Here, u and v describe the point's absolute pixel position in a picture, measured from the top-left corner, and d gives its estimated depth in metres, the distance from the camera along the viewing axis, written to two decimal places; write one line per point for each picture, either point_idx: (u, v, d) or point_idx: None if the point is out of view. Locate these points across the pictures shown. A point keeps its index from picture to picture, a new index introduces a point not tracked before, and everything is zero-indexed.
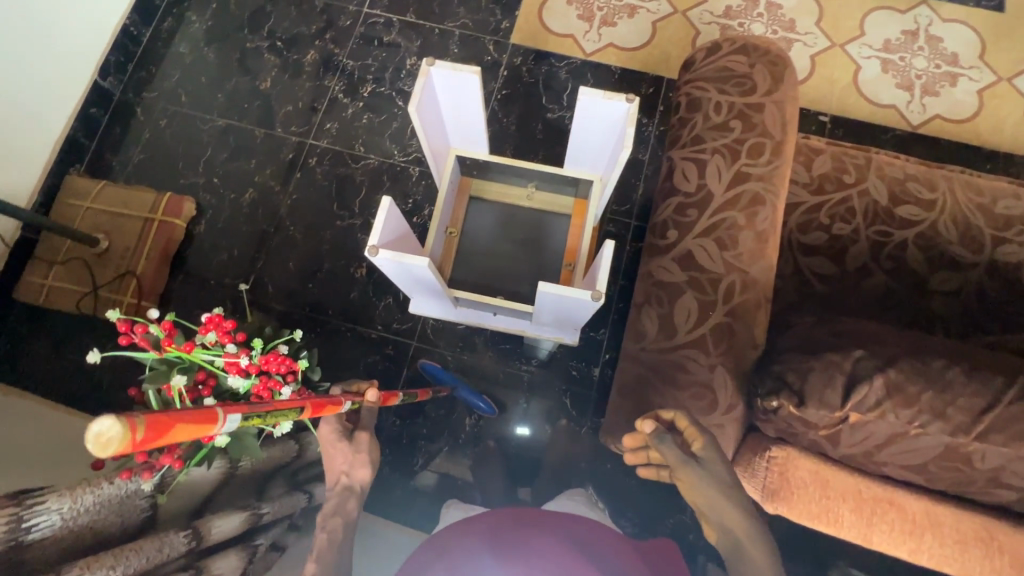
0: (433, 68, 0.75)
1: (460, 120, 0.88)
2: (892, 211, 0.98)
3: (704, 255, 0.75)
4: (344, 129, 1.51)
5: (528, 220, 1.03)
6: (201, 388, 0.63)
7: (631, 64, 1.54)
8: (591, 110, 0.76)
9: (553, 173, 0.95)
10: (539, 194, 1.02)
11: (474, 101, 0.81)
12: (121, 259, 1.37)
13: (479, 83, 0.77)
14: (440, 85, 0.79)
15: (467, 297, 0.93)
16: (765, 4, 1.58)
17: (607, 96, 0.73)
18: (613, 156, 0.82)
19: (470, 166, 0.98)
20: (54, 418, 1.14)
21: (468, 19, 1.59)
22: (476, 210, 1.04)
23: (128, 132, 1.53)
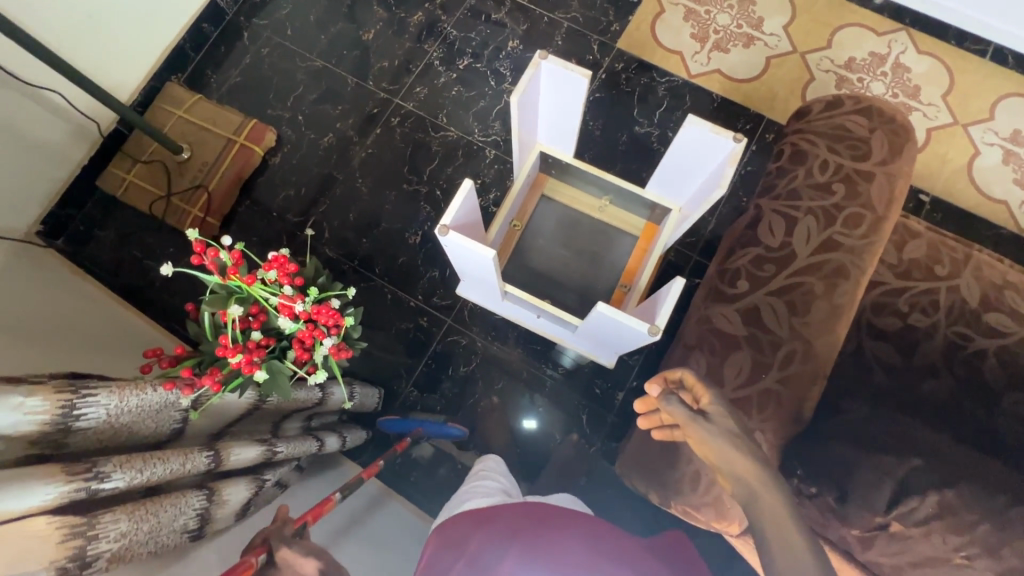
0: (545, 62, 0.74)
1: (554, 118, 0.87)
2: (981, 315, 0.91)
3: (770, 315, 0.72)
4: (433, 96, 1.52)
5: (594, 231, 1.02)
6: (252, 321, 0.66)
7: (733, 96, 1.49)
8: (694, 139, 0.74)
9: (632, 191, 0.93)
10: (612, 208, 1.00)
11: (576, 103, 0.80)
12: (198, 172, 1.43)
13: (586, 87, 0.77)
14: (546, 80, 0.78)
15: (517, 294, 0.92)
16: (892, 64, 1.49)
17: (714, 130, 0.71)
18: (702, 190, 0.80)
19: (551, 164, 0.97)
20: (108, 308, 1.21)
21: (580, 14, 1.56)
22: (545, 208, 1.02)
23: (230, 52, 1.59)
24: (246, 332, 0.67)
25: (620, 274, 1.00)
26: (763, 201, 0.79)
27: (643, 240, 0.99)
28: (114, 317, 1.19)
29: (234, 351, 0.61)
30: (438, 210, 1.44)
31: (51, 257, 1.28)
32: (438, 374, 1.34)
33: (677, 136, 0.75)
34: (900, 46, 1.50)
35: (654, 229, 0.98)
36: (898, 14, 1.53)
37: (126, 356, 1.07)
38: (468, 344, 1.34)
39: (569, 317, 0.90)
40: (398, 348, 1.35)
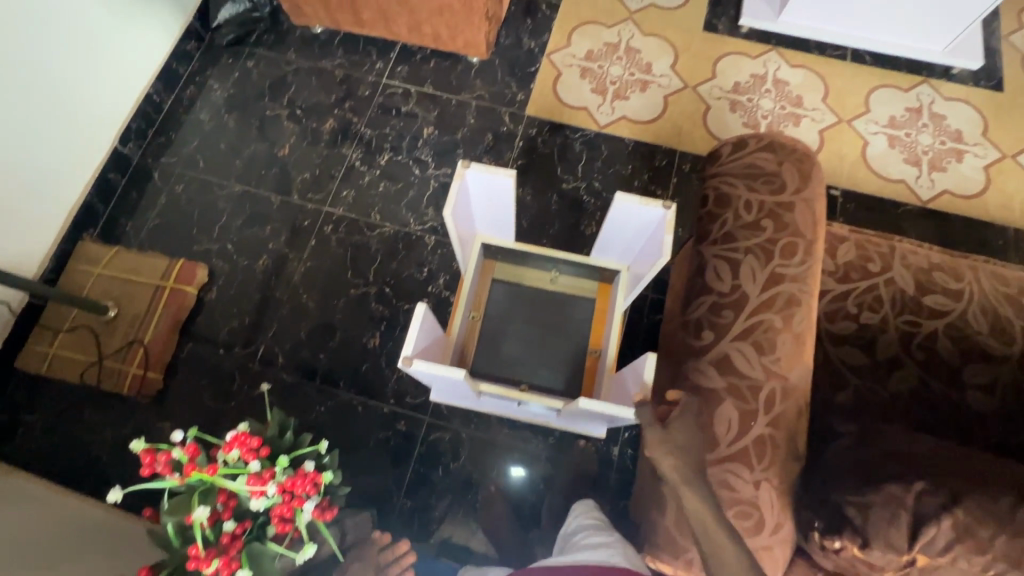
0: (469, 170, 0.78)
1: (489, 211, 0.90)
2: (920, 300, 0.97)
3: (742, 360, 0.73)
4: (361, 197, 1.53)
5: (552, 305, 1.01)
6: (221, 512, 0.61)
7: (644, 137, 1.58)
8: (628, 210, 0.77)
9: (580, 261, 0.97)
10: (563, 278, 1.02)
11: (507, 198, 0.83)
12: (129, 327, 1.35)
13: (512, 185, 0.80)
14: (475, 184, 0.81)
15: (492, 389, 0.90)
16: (772, 81, 1.64)
17: (643, 202, 0.75)
18: (647, 251, 0.83)
19: (495, 251, 0.99)
20: (49, 500, 1.10)
21: (485, 91, 1.64)
22: (498, 292, 1.02)
23: (143, 196, 1.54)
24: (216, 523, 0.62)
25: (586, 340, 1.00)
26: (704, 249, 0.82)
27: (600, 303, 1.00)
28: (49, 514, 1.04)
29: (205, 561, 0.56)
30: (390, 307, 1.41)
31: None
32: (428, 476, 1.27)
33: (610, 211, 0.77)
34: (774, 64, 1.66)
35: (608, 291, 0.99)
36: (764, 37, 1.69)
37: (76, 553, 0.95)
38: (452, 438, 1.29)
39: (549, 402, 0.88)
40: (381, 461, 1.28)
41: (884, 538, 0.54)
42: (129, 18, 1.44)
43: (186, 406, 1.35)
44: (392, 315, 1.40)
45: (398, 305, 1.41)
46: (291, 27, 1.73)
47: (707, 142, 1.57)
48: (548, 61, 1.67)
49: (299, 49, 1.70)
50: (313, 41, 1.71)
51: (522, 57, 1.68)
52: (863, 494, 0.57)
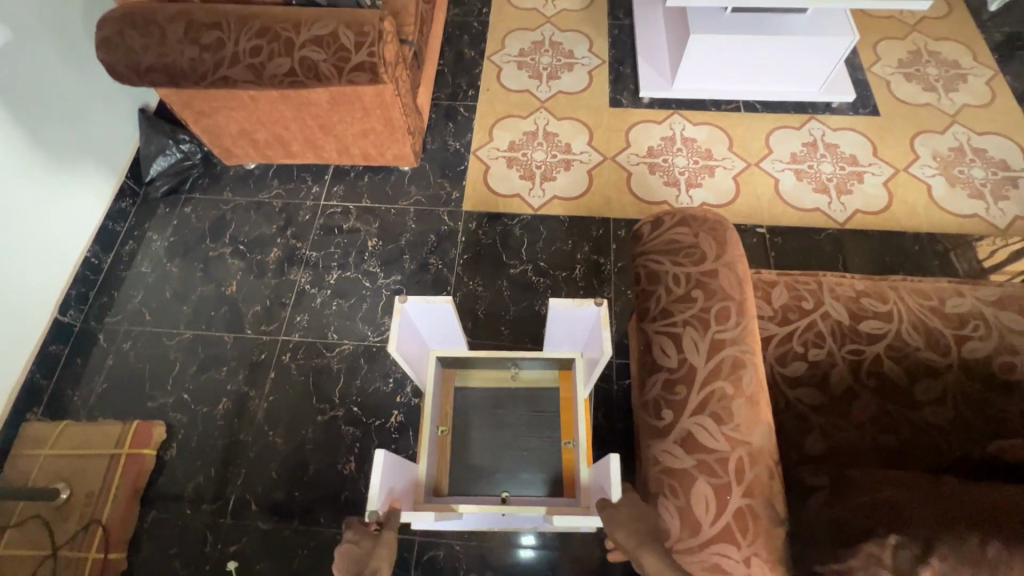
0: (407, 303, 0.84)
1: (436, 329, 0.95)
2: (857, 328, 1.03)
3: (705, 434, 0.74)
4: (315, 319, 1.53)
5: (516, 401, 1.02)
6: None
7: (577, 211, 1.66)
8: (565, 312, 0.87)
9: (534, 356, 0.98)
10: (523, 373, 1.03)
11: (450, 317, 0.90)
12: (85, 508, 1.26)
13: (451, 308, 0.86)
14: (416, 312, 0.87)
15: (472, 508, 0.87)
16: (681, 140, 1.79)
17: (578, 302, 0.85)
18: (591, 342, 0.93)
19: (451, 362, 1.00)
20: None
21: (421, 195, 1.71)
22: (462, 399, 1.02)
23: (89, 362, 1.49)
24: None
25: (558, 430, 1.00)
26: (646, 327, 0.86)
27: (564, 390, 1.01)
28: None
29: None
30: (361, 426, 1.38)
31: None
32: None
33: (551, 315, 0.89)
34: (679, 125, 1.81)
35: (569, 379, 1.00)
36: (664, 104, 1.86)
37: None
38: (448, 552, 1.21)
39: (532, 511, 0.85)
40: None
41: None
42: (59, 191, 1.46)
43: None
44: (364, 434, 1.37)
45: (368, 423, 1.38)
46: (224, 168, 1.79)
47: (636, 205, 1.67)
48: (475, 157, 1.78)
49: (234, 187, 1.75)
50: (248, 178, 1.77)
51: (451, 158, 1.78)
52: (843, 558, 0.57)
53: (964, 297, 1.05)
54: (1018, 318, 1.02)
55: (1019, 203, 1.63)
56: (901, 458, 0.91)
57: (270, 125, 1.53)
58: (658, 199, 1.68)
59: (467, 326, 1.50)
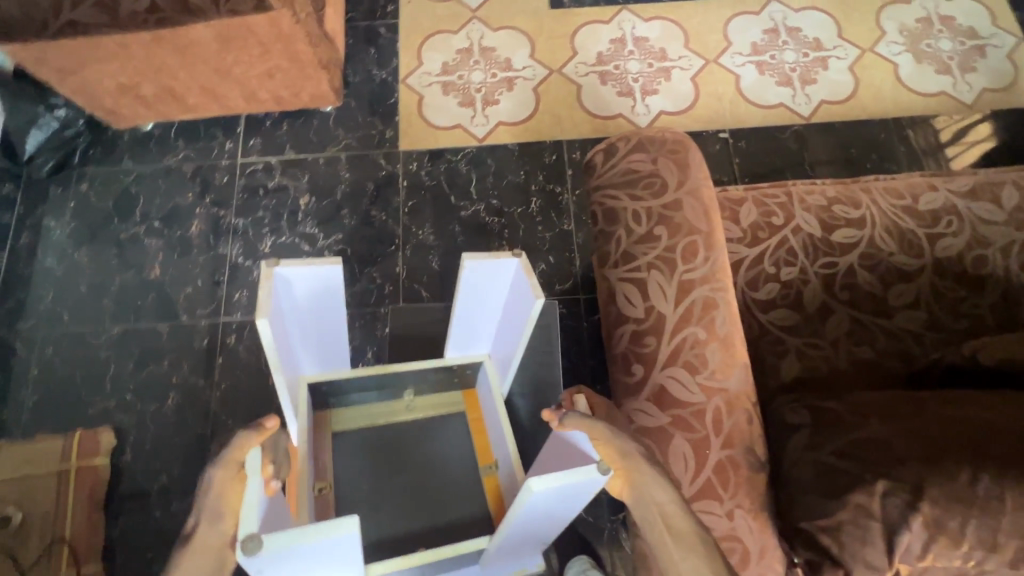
0: (278, 269, 0.75)
1: (313, 308, 0.87)
2: (829, 239, 0.97)
3: (679, 387, 0.69)
4: (256, 295, 1.39)
5: (414, 433, 1.01)
6: None
7: (526, 136, 1.51)
8: (482, 271, 0.84)
9: (438, 365, 0.99)
10: (420, 399, 1.03)
11: (333, 287, 0.84)
12: (44, 528, 1.18)
13: (337, 272, 0.80)
14: (289, 282, 0.79)
15: (387, 565, 0.82)
16: (632, 41, 1.60)
17: (495, 257, 0.83)
18: (505, 327, 0.94)
19: (326, 394, 0.97)
20: None
21: (350, 139, 1.52)
22: (342, 444, 0.99)
23: (11, 373, 1.34)
24: None
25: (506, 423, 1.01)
26: (608, 274, 0.77)
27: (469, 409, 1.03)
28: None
29: None
30: None
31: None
32: None
33: (464, 285, 0.85)
34: (629, 23, 1.62)
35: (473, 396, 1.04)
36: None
37: None
38: None
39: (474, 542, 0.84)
40: None
41: (862, 557, 0.55)
42: None
43: None
44: None
45: None
46: (116, 133, 1.54)
47: (590, 123, 1.52)
48: (406, 87, 1.57)
49: (133, 154, 1.52)
50: (146, 141, 1.53)
51: (378, 90, 1.57)
52: (831, 513, 0.58)
53: (937, 191, 0.99)
54: (991, 208, 0.97)
55: (987, 74, 1.54)
56: (876, 371, 0.89)
57: (154, 77, 1.29)
58: (613, 113, 1.52)
59: (422, 280, 1.39)
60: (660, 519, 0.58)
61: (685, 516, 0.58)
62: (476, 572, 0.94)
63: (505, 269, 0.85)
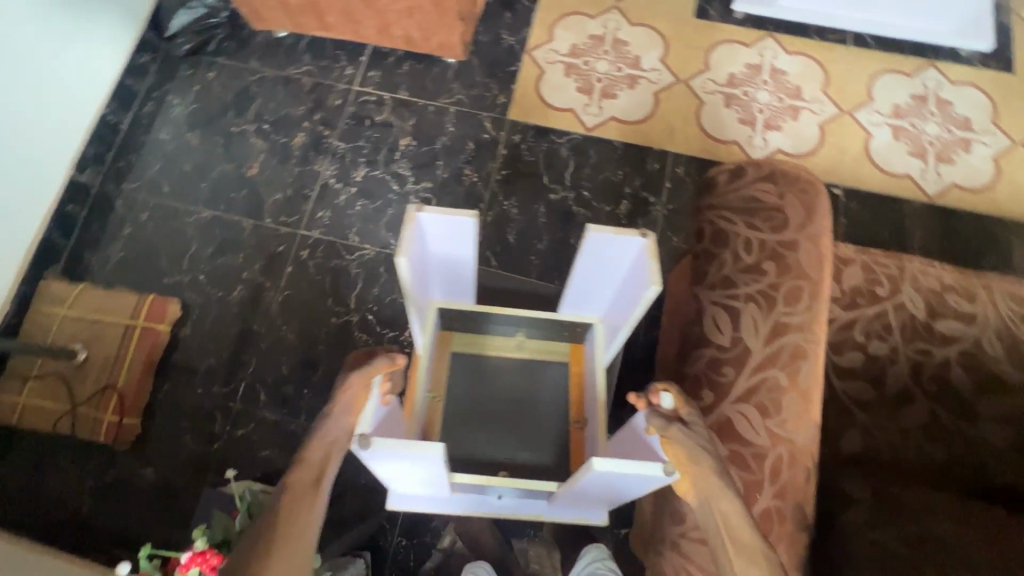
0: (422, 214, 0.79)
1: (446, 254, 0.89)
2: (931, 326, 0.92)
3: (746, 425, 0.68)
4: (337, 217, 1.44)
5: (520, 371, 1.03)
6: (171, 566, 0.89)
7: (634, 138, 1.48)
8: (604, 244, 0.84)
9: (550, 317, 1.00)
10: (531, 342, 1.04)
11: (467, 240, 0.85)
12: (101, 372, 1.29)
13: (472, 225, 0.81)
14: (429, 227, 0.82)
15: (470, 478, 0.88)
16: (769, 71, 1.54)
17: (620, 233, 0.83)
18: (621, 297, 0.91)
19: (452, 318, 1.01)
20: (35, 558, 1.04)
21: (463, 95, 1.54)
22: (458, 365, 1.03)
23: (106, 226, 1.45)
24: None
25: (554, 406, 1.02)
26: (703, 293, 0.76)
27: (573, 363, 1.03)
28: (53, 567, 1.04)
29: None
30: (374, 336, 1.34)
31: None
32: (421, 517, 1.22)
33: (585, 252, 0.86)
34: (771, 51, 1.55)
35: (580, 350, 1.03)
36: (758, 22, 1.58)
37: None
38: None
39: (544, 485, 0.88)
40: (372, 501, 1.22)
41: None
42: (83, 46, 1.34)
43: (163, 453, 1.28)
44: (376, 344, 1.33)
45: (381, 333, 1.34)
46: (252, 32, 1.61)
47: (701, 141, 1.47)
48: (529, 58, 1.57)
49: (262, 56, 1.59)
50: (277, 47, 1.59)
51: (502, 54, 1.57)
52: None
53: None
54: None
55: None
56: (943, 474, 0.84)
57: None
58: (728, 138, 1.47)
59: (495, 248, 1.40)
60: (721, 525, 0.60)
61: (750, 529, 0.59)
62: (543, 507, 1.00)
63: (629, 244, 0.83)
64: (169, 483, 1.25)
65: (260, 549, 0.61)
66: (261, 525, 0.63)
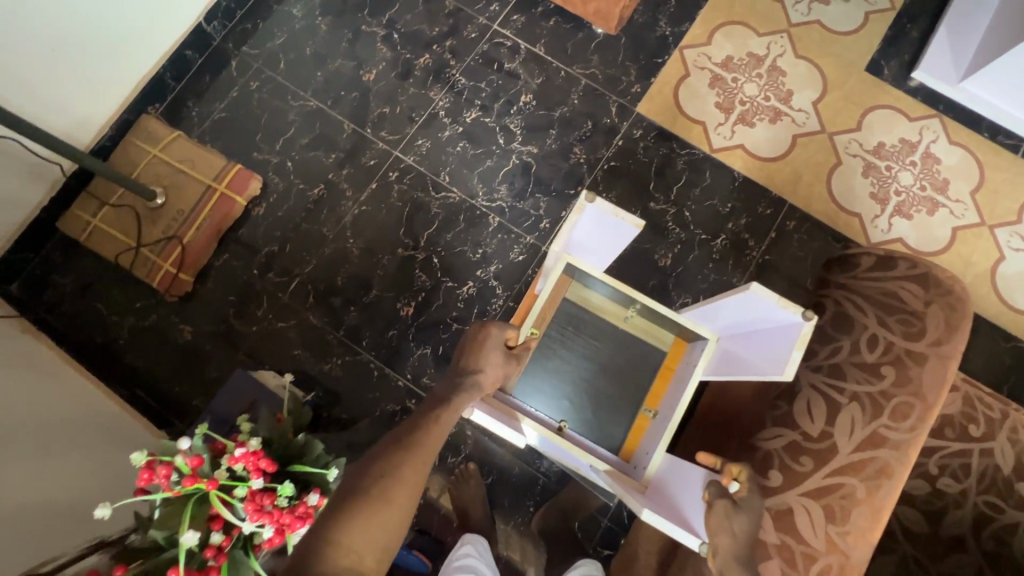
0: (592, 205, 0.71)
1: (594, 237, 0.82)
2: (1013, 485, 0.85)
3: (806, 522, 0.69)
4: (435, 151, 1.40)
5: (615, 345, 0.94)
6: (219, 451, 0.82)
7: (756, 175, 1.39)
8: (758, 302, 0.70)
9: (667, 315, 0.86)
10: (640, 320, 0.93)
11: (622, 236, 0.77)
12: (172, 221, 1.30)
13: (635, 231, 0.73)
14: (591, 217, 0.74)
15: (534, 426, 0.85)
16: (922, 153, 1.41)
17: (782, 302, 0.68)
18: (749, 336, 0.77)
19: (577, 272, 0.88)
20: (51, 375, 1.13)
21: (599, 71, 1.46)
22: (562, 312, 0.94)
23: (215, 83, 1.44)
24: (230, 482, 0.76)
25: None
26: (805, 374, 0.75)
27: (669, 358, 0.92)
28: (37, 401, 1.04)
29: (193, 482, 0.70)
30: (433, 279, 1.32)
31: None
32: None
33: (735, 298, 0.71)
34: (932, 133, 1.42)
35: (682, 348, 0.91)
36: (932, 99, 1.45)
37: (67, 446, 1.01)
38: (459, 433, 1.22)
39: (590, 459, 0.83)
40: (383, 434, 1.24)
41: None
42: None
43: (206, 318, 1.31)
44: (432, 288, 1.32)
45: (440, 280, 1.32)
46: None
47: (822, 203, 1.38)
48: (679, 56, 1.47)
49: None
50: None
51: (652, 43, 1.48)
52: None
53: None
54: None
55: None
56: None
57: None
58: (852, 209, 1.38)
59: None
60: None
61: None
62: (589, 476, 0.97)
63: (789, 315, 0.68)
64: (200, 349, 1.29)
65: (386, 458, 0.66)
66: (391, 442, 0.68)
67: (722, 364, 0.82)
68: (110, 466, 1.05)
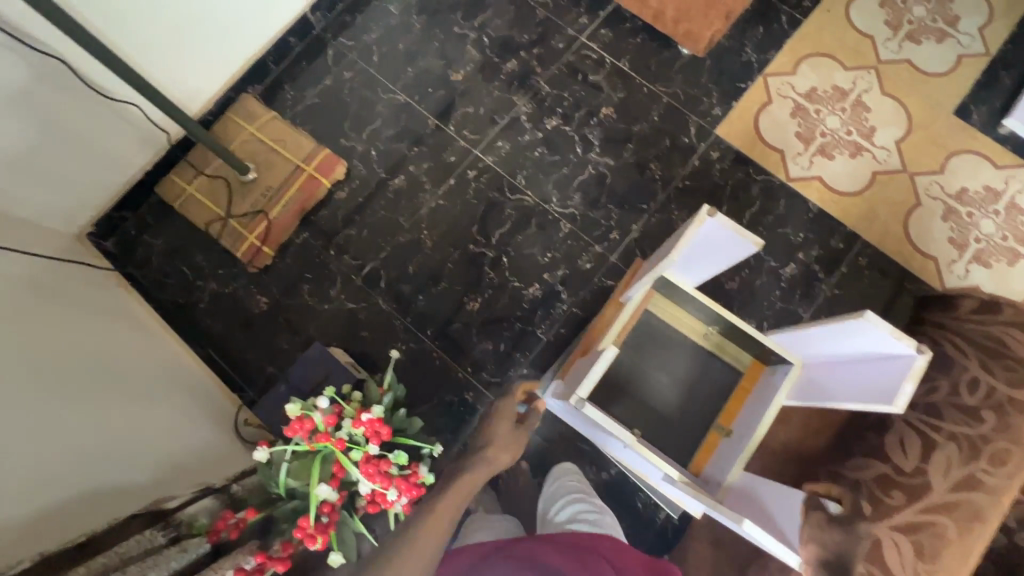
0: (712, 218, 0.73)
1: (706, 249, 0.83)
2: None
3: (898, 551, 0.84)
4: (513, 153, 1.44)
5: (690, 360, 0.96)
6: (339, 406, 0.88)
7: (831, 208, 1.39)
8: (870, 334, 0.70)
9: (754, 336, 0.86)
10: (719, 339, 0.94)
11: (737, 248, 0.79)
12: (260, 197, 1.37)
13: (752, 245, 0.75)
14: (709, 229, 0.76)
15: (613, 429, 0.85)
16: (1007, 203, 1.38)
17: (896, 335, 0.69)
18: (848, 368, 0.77)
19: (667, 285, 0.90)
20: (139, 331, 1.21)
21: (682, 91, 1.48)
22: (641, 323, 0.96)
23: (311, 69, 1.51)
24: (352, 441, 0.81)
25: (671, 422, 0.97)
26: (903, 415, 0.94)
27: (746, 379, 0.93)
28: (128, 353, 1.11)
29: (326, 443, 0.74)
30: (501, 278, 1.35)
31: (71, 273, 1.19)
32: None
33: (845, 327, 0.72)
34: (1019, 183, 1.39)
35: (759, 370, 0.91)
36: (1021, 148, 1.42)
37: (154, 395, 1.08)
38: None
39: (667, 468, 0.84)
40: (438, 422, 1.27)
41: None
42: None
43: (282, 291, 1.36)
44: (499, 286, 1.35)
45: (508, 278, 1.35)
46: None
47: (898, 242, 1.36)
48: (763, 83, 1.48)
49: None
50: None
51: (737, 68, 1.49)
52: None
53: None
54: None
55: None
56: None
57: None
58: (928, 252, 1.35)
59: (646, 250, 1.37)
60: None
61: None
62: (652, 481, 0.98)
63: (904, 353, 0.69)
64: (274, 320, 1.34)
65: None
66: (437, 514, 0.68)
67: (809, 392, 0.84)
68: (186, 420, 1.10)
